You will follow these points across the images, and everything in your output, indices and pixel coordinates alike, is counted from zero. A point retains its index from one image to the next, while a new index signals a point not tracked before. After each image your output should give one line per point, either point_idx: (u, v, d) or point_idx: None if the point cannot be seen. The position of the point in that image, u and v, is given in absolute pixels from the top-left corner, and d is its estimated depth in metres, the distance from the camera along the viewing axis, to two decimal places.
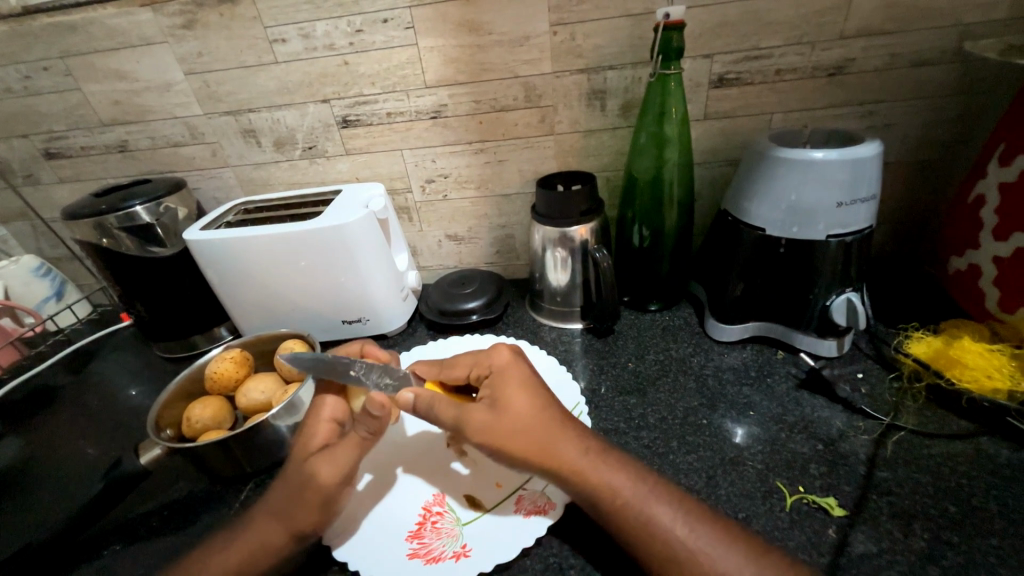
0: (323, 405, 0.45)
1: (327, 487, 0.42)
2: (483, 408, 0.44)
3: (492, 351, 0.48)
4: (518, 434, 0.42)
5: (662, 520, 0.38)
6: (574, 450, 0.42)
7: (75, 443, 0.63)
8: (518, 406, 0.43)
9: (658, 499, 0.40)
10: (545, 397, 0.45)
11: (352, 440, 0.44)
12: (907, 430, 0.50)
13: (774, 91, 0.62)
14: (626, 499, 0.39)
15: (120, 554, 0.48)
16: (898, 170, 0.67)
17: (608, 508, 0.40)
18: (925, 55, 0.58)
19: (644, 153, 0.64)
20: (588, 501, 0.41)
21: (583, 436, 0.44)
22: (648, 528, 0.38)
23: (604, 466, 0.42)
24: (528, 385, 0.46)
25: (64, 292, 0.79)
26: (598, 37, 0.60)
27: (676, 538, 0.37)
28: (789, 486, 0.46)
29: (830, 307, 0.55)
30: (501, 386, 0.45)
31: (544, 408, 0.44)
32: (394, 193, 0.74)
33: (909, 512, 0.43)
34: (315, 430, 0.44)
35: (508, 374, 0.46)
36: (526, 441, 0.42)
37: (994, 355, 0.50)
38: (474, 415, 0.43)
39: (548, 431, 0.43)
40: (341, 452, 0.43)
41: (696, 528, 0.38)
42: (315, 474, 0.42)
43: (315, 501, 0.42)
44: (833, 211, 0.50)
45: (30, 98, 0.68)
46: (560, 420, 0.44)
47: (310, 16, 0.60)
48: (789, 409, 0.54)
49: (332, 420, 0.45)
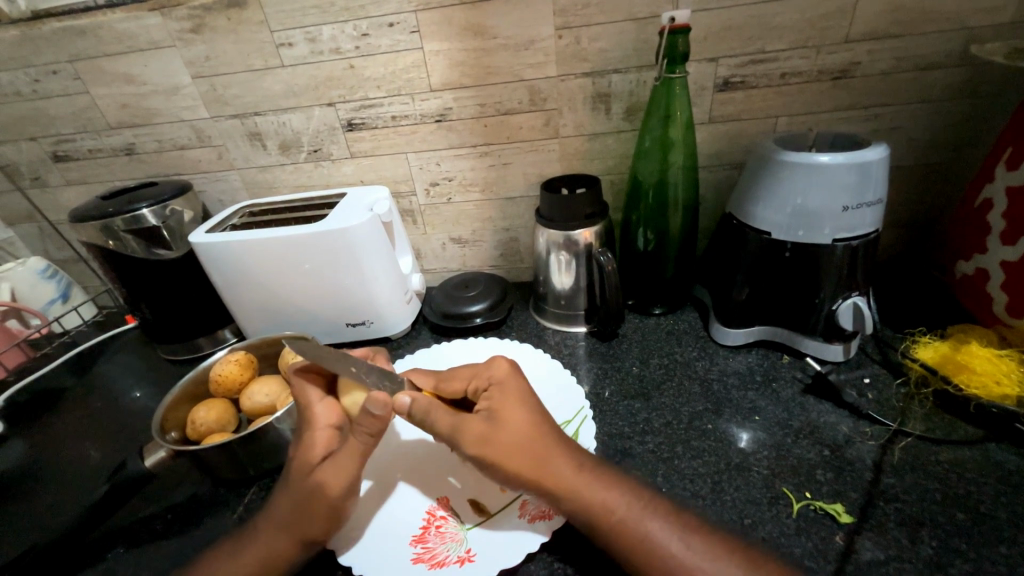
0: (319, 414, 0.43)
1: (335, 498, 0.42)
2: (480, 419, 0.43)
3: (491, 363, 0.48)
4: (510, 447, 0.42)
5: (659, 536, 0.38)
6: (571, 466, 0.42)
7: (80, 446, 0.63)
8: (515, 420, 0.43)
9: (654, 515, 0.40)
10: (539, 412, 0.45)
11: (353, 445, 0.43)
12: (914, 436, 0.49)
13: (779, 95, 0.62)
14: (622, 517, 0.39)
15: (125, 556, 0.48)
16: (905, 174, 0.66)
17: (603, 527, 0.39)
18: (932, 58, 0.57)
19: (648, 155, 0.64)
20: (582, 521, 0.40)
21: (579, 453, 0.44)
22: (643, 545, 0.38)
23: (599, 484, 0.41)
24: (527, 401, 0.45)
25: (70, 295, 0.79)
26: (603, 41, 0.60)
27: (671, 552, 0.37)
28: (796, 492, 0.46)
29: (836, 312, 0.54)
30: (500, 400, 0.45)
31: (539, 423, 0.44)
32: (398, 196, 0.75)
33: (917, 519, 0.42)
34: (314, 440, 0.43)
35: (506, 388, 0.45)
36: (522, 459, 0.41)
37: (1002, 360, 0.50)
38: (471, 425, 0.43)
39: (544, 449, 0.42)
40: (344, 458, 0.42)
41: (691, 542, 0.38)
42: (320, 489, 0.42)
43: (321, 514, 0.42)
44: (839, 215, 0.50)
45: (39, 102, 0.69)
46: (555, 435, 0.44)
47: (316, 20, 0.60)
48: (794, 414, 0.54)
49: (331, 427, 0.43)
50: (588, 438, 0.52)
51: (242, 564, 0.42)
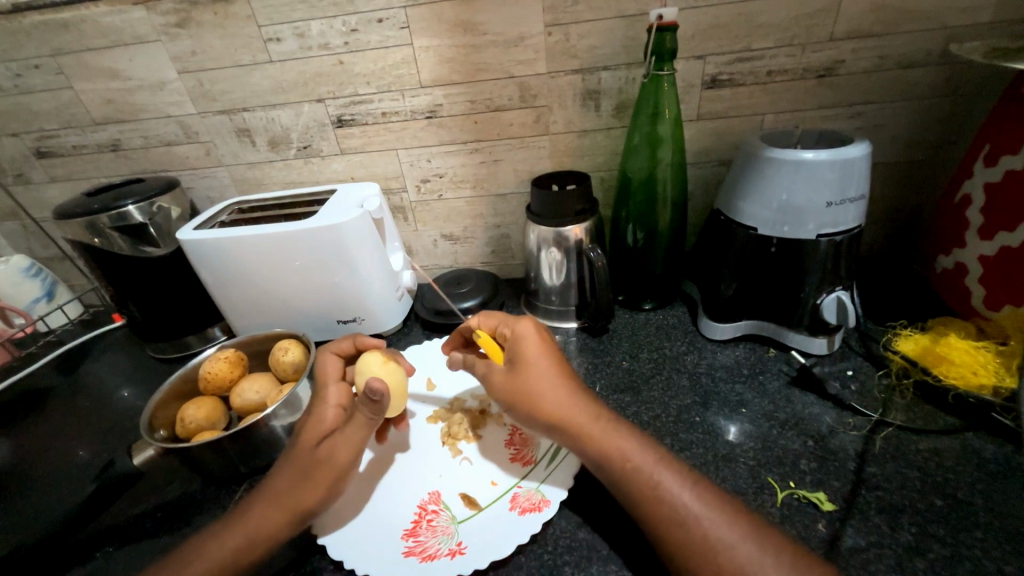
0: (330, 394, 0.47)
1: (340, 468, 0.44)
2: (504, 369, 0.48)
3: (521, 321, 0.51)
4: (535, 395, 0.46)
5: (669, 486, 0.39)
6: (587, 416, 0.44)
7: (67, 445, 0.62)
8: (535, 372, 0.47)
9: (668, 469, 0.41)
10: (566, 369, 0.48)
11: (357, 422, 0.46)
12: (896, 426, 0.51)
13: (765, 92, 0.62)
14: (636, 464, 0.41)
15: (113, 556, 0.48)
16: (888, 171, 0.68)
17: (617, 473, 0.41)
18: (913, 57, 0.59)
19: (637, 152, 0.64)
20: (597, 465, 0.42)
21: (600, 406, 0.46)
22: (654, 492, 0.39)
23: (615, 434, 0.43)
24: (549, 356, 0.48)
25: (54, 293, 0.78)
26: (592, 38, 0.60)
27: (681, 503, 0.38)
28: (781, 482, 0.47)
29: (821, 306, 0.55)
30: (521, 350, 0.49)
31: (563, 378, 0.47)
32: (389, 193, 0.75)
33: (896, 506, 0.43)
34: (324, 416, 0.46)
35: (526, 343, 0.49)
36: (541, 403, 0.45)
37: (979, 351, 0.52)
38: (496, 377, 0.49)
39: (562, 397, 0.45)
40: (352, 431, 0.46)
41: (701, 497, 0.39)
42: (329, 458, 0.44)
43: (324, 484, 0.44)
44: (823, 210, 0.51)
45: (21, 97, 0.68)
46: (577, 389, 0.47)
47: (304, 15, 0.60)
48: (780, 406, 0.55)
49: (339, 406, 0.47)
50: None
51: (255, 521, 0.42)
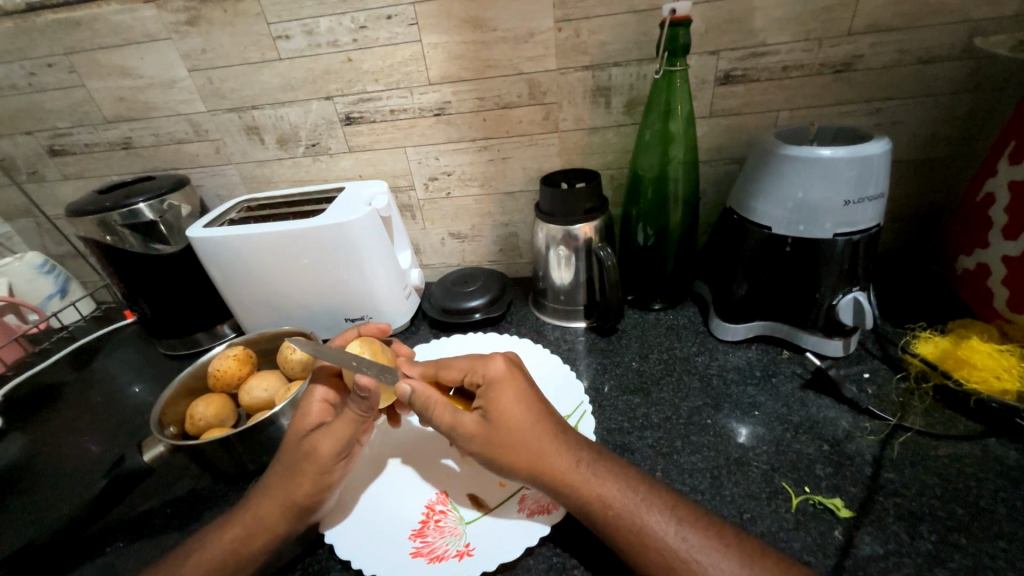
0: (317, 388, 0.47)
1: (325, 460, 0.43)
2: (476, 419, 0.44)
3: (489, 360, 0.46)
4: (508, 448, 0.42)
5: (655, 529, 0.38)
6: (567, 462, 0.42)
7: (79, 440, 0.63)
8: (510, 421, 0.43)
9: (651, 508, 0.39)
10: (539, 409, 0.44)
11: (346, 417, 0.45)
12: (914, 431, 0.49)
13: (780, 88, 0.61)
14: (618, 511, 0.39)
15: (123, 551, 0.48)
16: (906, 168, 0.66)
17: (600, 520, 0.39)
18: (936, 52, 0.57)
19: (649, 150, 0.63)
20: (578, 512, 0.41)
21: (581, 446, 0.44)
22: (639, 537, 0.38)
23: (595, 478, 0.41)
24: (523, 400, 0.44)
25: (67, 289, 0.79)
26: (602, 34, 0.59)
27: (668, 546, 0.37)
28: (795, 487, 0.45)
29: (837, 307, 0.54)
30: (494, 398, 0.44)
31: (538, 420, 0.43)
32: (397, 191, 0.74)
33: (915, 513, 0.42)
34: (308, 409, 0.46)
35: (500, 386, 0.44)
36: (518, 457, 0.42)
37: (1003, 355, 0.50)
38: (468, 429, 0.44)
39: (540, 445, 0.42)
40: (338, 427, 0.44)
41: (688, 536, 0.37)
42: (312, 451, 0.43)
43: (309, 477, 0.43)
44: (841, 209, 0.49)
45: (35, 95, 0.68)
46: (554, 432, 0.43)
47: (313, 12, 0.59)
48: (794, 409, 0.54)
49: (324, 400, 0.47)
50: (587, 434, 0.52)
51: (257, 517, 0.42)
